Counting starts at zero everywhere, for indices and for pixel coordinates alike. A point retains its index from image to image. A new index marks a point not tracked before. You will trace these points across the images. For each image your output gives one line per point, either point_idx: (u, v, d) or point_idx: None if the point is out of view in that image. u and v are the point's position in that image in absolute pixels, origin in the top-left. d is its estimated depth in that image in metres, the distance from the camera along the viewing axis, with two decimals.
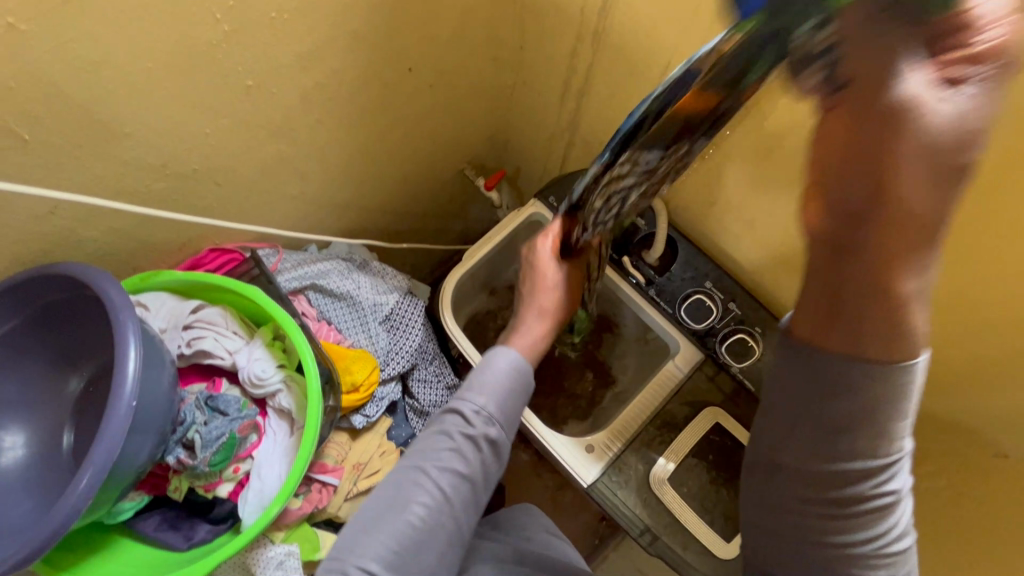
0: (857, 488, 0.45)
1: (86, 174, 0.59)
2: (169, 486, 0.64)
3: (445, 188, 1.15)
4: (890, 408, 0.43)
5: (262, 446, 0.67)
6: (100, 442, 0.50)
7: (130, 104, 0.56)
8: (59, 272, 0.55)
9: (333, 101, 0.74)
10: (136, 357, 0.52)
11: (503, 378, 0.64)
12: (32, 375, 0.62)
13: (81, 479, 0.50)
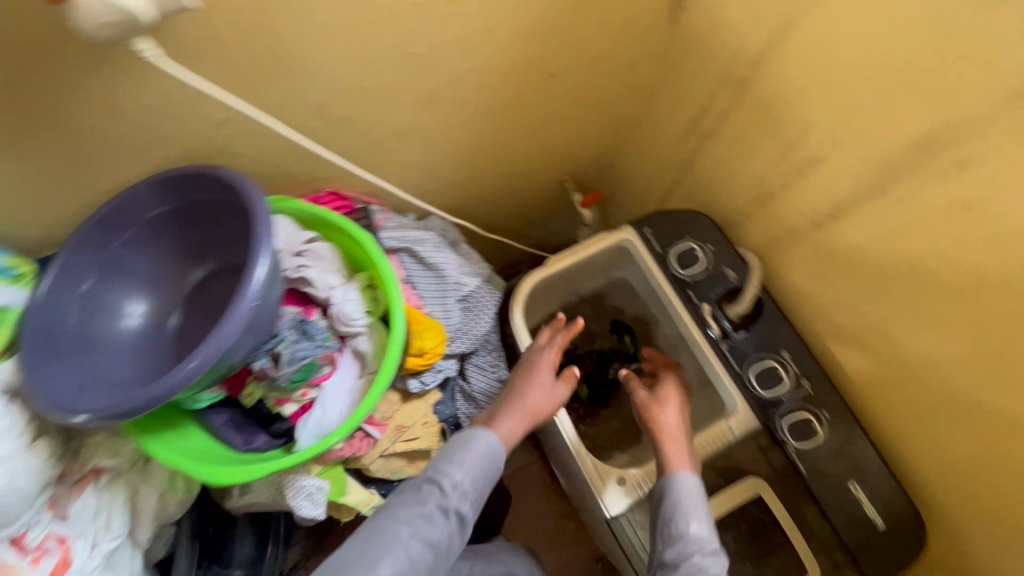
0: (672, 537, 0.75)
1: (265, 99, 0.65)
2: (244, 391, 0.69)
3: (543, 195, 1.18)
4: (682, 492, 0.77)
5: (332, 380, 0.70)
6: (217, 333, 0.56)
7: (319, 45, 0.62)
8: (222, 175, 0.62)
9: (480, 86, 0.79)
10: (267, 268, 0.57)
11: (478, 460, 0.71)
12: (163, 257, 0.69)
13: (191, 360, 0.55)
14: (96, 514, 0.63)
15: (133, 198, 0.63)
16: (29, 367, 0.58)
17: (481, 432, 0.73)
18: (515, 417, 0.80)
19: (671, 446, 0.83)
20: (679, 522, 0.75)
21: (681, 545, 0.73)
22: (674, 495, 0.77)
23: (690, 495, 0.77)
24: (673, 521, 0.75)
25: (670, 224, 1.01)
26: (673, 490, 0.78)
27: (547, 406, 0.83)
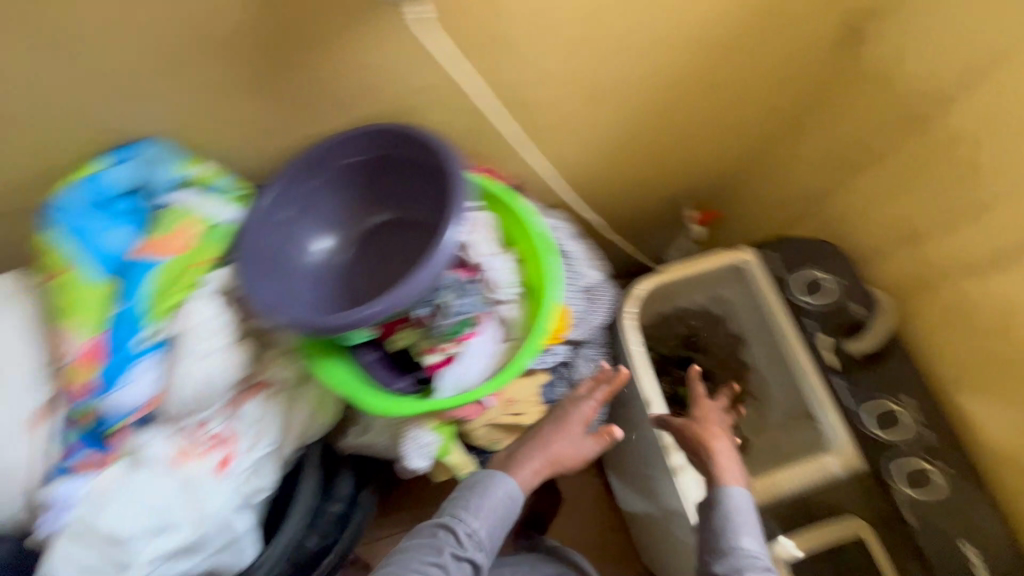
0: (722, 551, 0.70)
1: (467, 78, 0.70)
2: (395, 336, 0.74)
3: (657, 210, 1.19)
4: (730, 503, 0.73)
5: (479, 339, 0.74)
6: (408, 283, 0.62)
7: (533, 32, 0.67)
8: (425, 140, 0.66)
9: (651, 87, 0.83)
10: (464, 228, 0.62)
11: (494, 509, 0.72)
12: (343, 201, 0.74)
13: (371, 308, 0.61)
14: (257, 421, 0.70)
15: (339, 145, 0.68)
16: (242, 279, 0.65)
17: (499, 478, 0.74)
18: (534, 462, 0.76)
19: (720, 458, 0.78)
20: (730, 536, 0.71)
21: (735, 561, 0.68)
22: (725, 509, 0.73)
23: (739, 508, 0.72)
24: (723, 536, 0.71)
25: (796, 252, 1.01)
26: (726, 506, 0.73)
27: (571, 455, 0.78)
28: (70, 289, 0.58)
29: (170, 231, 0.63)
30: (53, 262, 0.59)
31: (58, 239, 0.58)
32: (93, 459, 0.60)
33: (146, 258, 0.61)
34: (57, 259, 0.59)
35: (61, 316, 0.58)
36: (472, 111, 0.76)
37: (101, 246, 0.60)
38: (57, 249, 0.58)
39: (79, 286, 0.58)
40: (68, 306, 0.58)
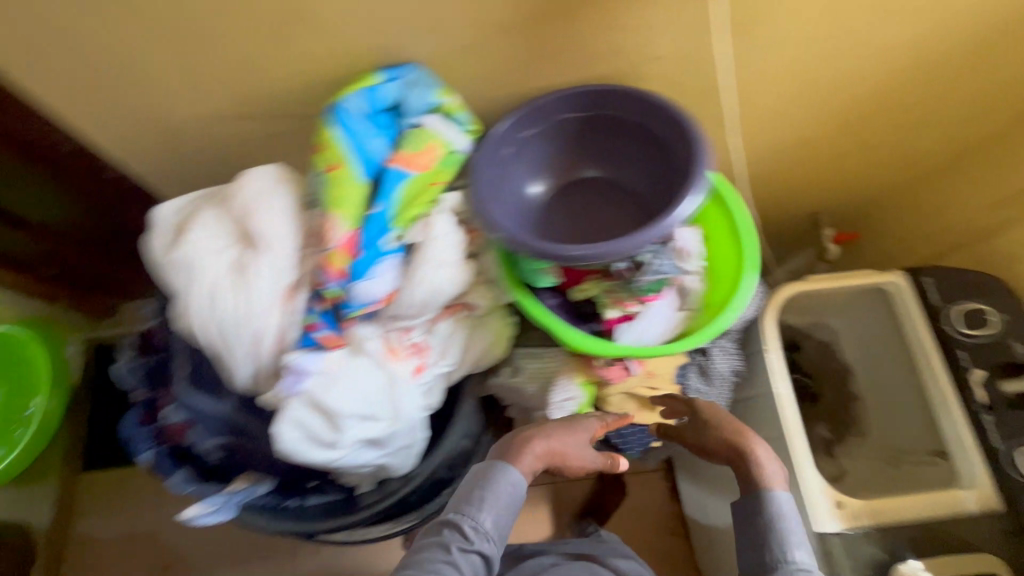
0: (775, 560, 0.69)
1: (698, 49, 0.72)
2: (580, 286, 0.78)
3: (791, 221, 1.17)
4: (779, 511, 0.72)
5: (658, 303, 0.77)
6: (638, 235, 0.64)
7: (787, 13, 0.69)
8: (665, 105, 0.68)
9: (852, 92, 0.84)
10: (703, 201, 0.64)
11: (500, 500, 0.68)
12: (550, 152, 0.78)
13: (600, 247, 0.65)
14: (445, 338, 0.76)
15: (572, 97, 0.72)
16: (473, 205, 0.71)
17: (498, 465, 0.70)
18: (534, 449, 0.73)
19: (764, 460, 0.77)
20: (781, 546, 0.70)
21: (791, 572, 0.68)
22: (774, 519, 0.72)
23: (790, 515, 0.72)
24: (772, 547, 0.70)
25: (952, 282, 1.00)
26: (776, 514, 0.72)
27: (570, 454, 0.76)
28: (339, 184, 0.64)
29: (420, 149, 0.68)
30: (328, 156, 0.65)
31: (337, 136, 0.64)
32: (328, 338, 0.65)
33: (399, 168, 0.67)
34: (332, 154, 0.65)
35: (328, 205, 0.64)
36: (688, 85, 0.78)
37: (366, 151, 0.67)
38: (335, 145, 0.64)
39: (347, 182, 0.65)
40: (334, 197, 0.64)
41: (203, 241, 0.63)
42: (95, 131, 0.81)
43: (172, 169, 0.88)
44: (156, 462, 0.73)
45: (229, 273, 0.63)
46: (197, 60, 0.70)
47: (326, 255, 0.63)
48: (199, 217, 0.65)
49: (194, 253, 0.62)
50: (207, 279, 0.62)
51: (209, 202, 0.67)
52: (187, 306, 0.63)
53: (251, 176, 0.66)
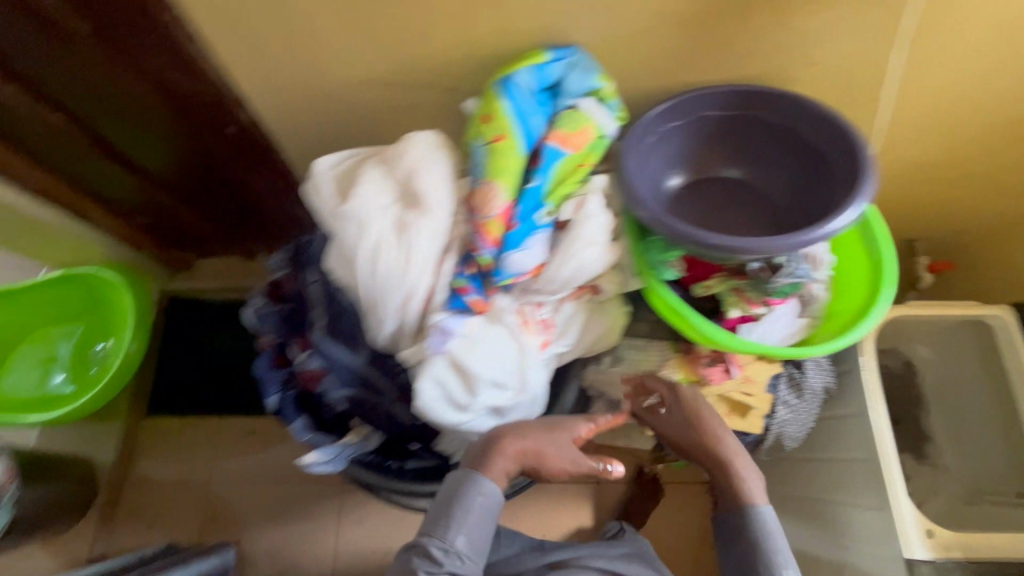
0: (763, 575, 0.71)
1: (856, 60, 0.72)
2: (704, 282, 0.78)
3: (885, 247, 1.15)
4: (765, 531, 0.73)
5: (782, 308, 0.77)
6: (796, 237, 0.65)
7: (957, 34, 0.70)
8: (828, 113, 0.69)
9: (991, 120, 0.83)
10: (858, 217, 0.64)
11: (470, 517, 0.65)
12: (688, 146, 0.79)
13: (753, 242, 0.66)
14: (569, 318, 0.79)
15: (727, 94, 0.73)
16: (621, 189, 0.72)
17: (464, 476, 0.67)
18: (510, 449, 0.68)
19: (745, 474, 0.76)
20: (768, 560, 0.71)
21: None
22: (761, 538, 0.73)
23: (775, 532, 0.73)
24: (760, 561, 0.72)
25: None
26: (764, 531, 0.73)
27: (554, 457, 0.69)
28: (504, 155, 0.66)
29: (576, 129, 0.70)
30: (495, 126, 0.66)
31: (507, 108, 0.66)
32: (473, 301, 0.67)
33: (556, 146, 0.69)
34: (499, 125, 0.66)
35: (491, 174, 0.66)
36: (837, 92, 0.77)
37: (527, 126, 0.68)
38: (504, 117, 0.66)
39: (511, 153, 0.66)
40: (496, 166, 0.66)
41: (369, 197, 0.65)
42: (248, 83, 0.84)
43: (308, 126, 0.91)
44: (282, 406, 0.76)
45: (392, 231, 0.64)
46: (367, 20, 0.72)
47: (485, 222, 0.65)
48: (362, 173, 0.67)
49: (361, 208, 0.64)
50: (370, 236, 0.64)
51: (370, 160, 0.69)
52: (349, 259, 0.65)
53: (414, 137, 0.68)
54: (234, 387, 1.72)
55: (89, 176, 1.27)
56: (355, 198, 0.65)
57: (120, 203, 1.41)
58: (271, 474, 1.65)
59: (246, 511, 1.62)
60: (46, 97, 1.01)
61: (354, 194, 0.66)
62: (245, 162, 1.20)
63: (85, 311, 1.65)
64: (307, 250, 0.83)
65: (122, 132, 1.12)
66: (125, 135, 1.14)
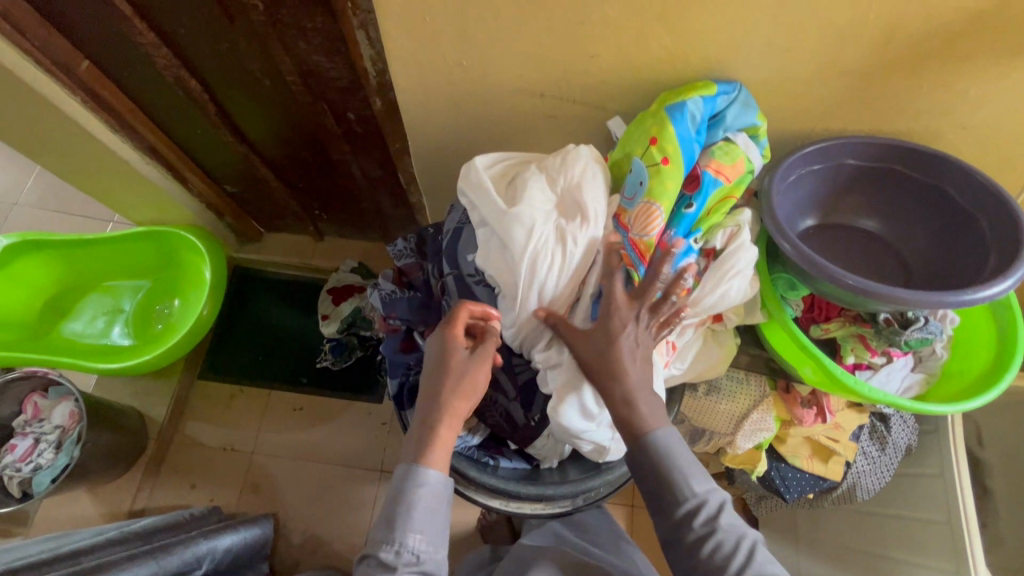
0: (681, 506, 0.64)
1: (1008, 128, 0.74)
2: (824, 325, 0.80)
3: None
4: (664, 459, 0.65)
5: (901, 360, 0.78)
6: (956, 293, 0.64)
7: None
8: (984, 178, 0.70)
9: None
10: (1013, 289, 0.64)
11: (412, 510, 0.63)
12: (822, 191, 0.81)
13: (906, 292, 0.66)
14: (688, 342, 0.81)
15: (873, 146, 0.75)
16: (769, 225, 0.74)
17: (402, 469, 0.65)
18: (455, 415, 0.68)
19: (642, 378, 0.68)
20: (676, 486, 0.64)
21: (692, 506, 0.63)
22: (661, 463, 0.65)
23: (676, 453, 0.65)
24: (671, 488, 0.64)
25: None
26: (664, 453, 0.65)
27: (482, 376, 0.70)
28: (667, 178, 0.71)
29: (731, 161, 0.73)
30: (662, 150, 0.71)
31: (675, 134, 0.71)
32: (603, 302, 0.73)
33: (711, 176, 0.73)
34: (666, 150, 0.71)
35: (653, 195, 0.71)
36: (979, 154, 0.78)
37: (689, 153, 0.73)
38: (672, 143, 0.71)
39: (673, 178, 0.71)
40: (658, 188, 0.71)
41: (535, 201, 0.72)
42: (401, 72, 0.86)
43: (443, 118, 0.93)
44: (403, 390, 0.81)
45: (554, 235, 0.71)
46: (546, 28, 0.73)
47: (642, 241, 0.71)
48: (527, 179, 0.74)
49: (529, 211, 0.71)
50: (534, 237, 0.70)
51: (532, 168, 0.76)
52: (509, 256, 0.71)
53: (576, 152, 0.75)
54: (287, 361, 1.74)
55: (197, 140, 1.30)
56: (522, 201, 0.72)
57: (214, 169, 1.44)
58: (313, 451, 1.66)
59: (285, 484, 1.63)
60: (184, 62, 1.04)
61: (520, 197, 0.73)
62: (353, 144, 1.22)
63: (155, 269, 1.68)
64: (432, 241, 0.90)
65: (245, 103, 1.15)
66: (247, 107, 1.17)
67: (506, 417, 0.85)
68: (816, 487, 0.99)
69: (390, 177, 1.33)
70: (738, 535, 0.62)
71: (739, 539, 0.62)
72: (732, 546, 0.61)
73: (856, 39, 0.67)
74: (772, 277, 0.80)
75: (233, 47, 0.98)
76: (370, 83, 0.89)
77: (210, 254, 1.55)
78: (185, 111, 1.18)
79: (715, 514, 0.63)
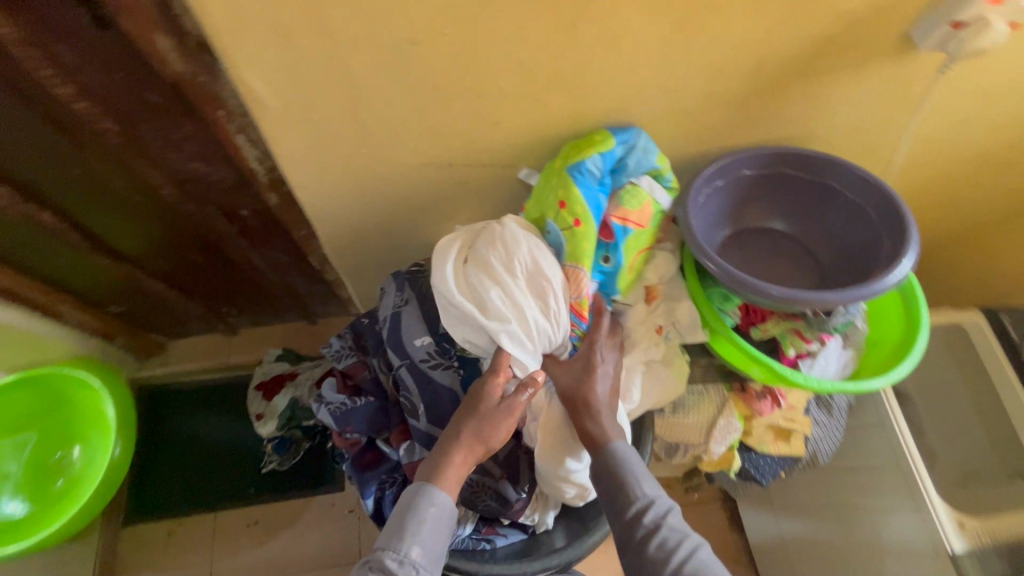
0: (629, 505, 0.67)
1: (867, 116, 0.81)
2: (761, 326, 0.85)
3: None
4: (615, 460, 0.69)
5: (832, 342, 0.85)
6: (873, 282, 0.71)
7: (951, 91, 0.78)
8: (858, 171, 0.79)
9: (977, 157, 0.92)
10: (912, 267, 0.72)
11: (420, 520, 0.64)
12: (726, 204, 0.86)
13: (832, 293, 0.71)
14: (627, 383, 0.84)
15: (759, 156, 0.81)
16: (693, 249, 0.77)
17: (419, 484, 0.67)
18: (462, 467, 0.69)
19: (603, 399, 0.72)
20: (625, 485, 0.68)
21: (639, 504, 0.66)
22: (615, 464, 0.69)
23: (626, 455, 0.69)
24: (622, 488, 0.68)
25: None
26: (616, 456, 0.69)
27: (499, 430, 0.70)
28: (582, 239, 0.75)
29: (637, 206, 0.77)
30: (572, 212, 0.75)
31: (581, 196, 0.74)
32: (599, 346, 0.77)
33: (620, 224, 0.77)
34: (576, 212, 0.74)
35: (575, 259, 0.75)
36: (849, 141, 0.86)
37: (597, 203, 0.76)
38: (580, 204, 0.74)
39: (587, 238, 0.75)
40: (576, 249, 0.75)
41: (505, 298, 0.72)
42: (293, 168, 0.80)
43: (350, 202, 0.87)
44: (382, 505, 0.78)
45: (540, 319, 0.72)
46: (436, 100, 0.71)
47: (579, 304, 0.74)
48: (484, 279, 0.73)
49: (507, 310, 0.71)
50: (533, 335, 0.72)
51: (479, 262, 0.74)
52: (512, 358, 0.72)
53: (510, 231, 0.74)
54: (226, 476, 1.56)
55: (64, 271, 1.13)
56: (493, 304, 0.71)
57: (92, 295, 1.26)
58: (278, 569, 1.49)
59: None
60: (34, 199, 0.90)
61: (488, 300, 0.72)
62: (252, 239, 1.12)
63: (42, 415, 1.41)
64: (369, 333, 0.85)
65: (114, 221, 1.01)
66: (117, 225, 1.03)
67: (496, 496, 0.82)
68: (785, 465, 1.05)
69: (301, 261, 1.22)
70: (676, 528, 0.64)
71: (679, 531, 0.64)
72: (671, 538, 0.63)
73: (728, 67, 0.71)
74: (708, 291, 0.84)
75: (88, 169, 0.86)
76: (260, 182, 0.82)
77: (111, 392, 1.35)
78: (42, 245, 1.02)
79: (661, 513, 0.65)
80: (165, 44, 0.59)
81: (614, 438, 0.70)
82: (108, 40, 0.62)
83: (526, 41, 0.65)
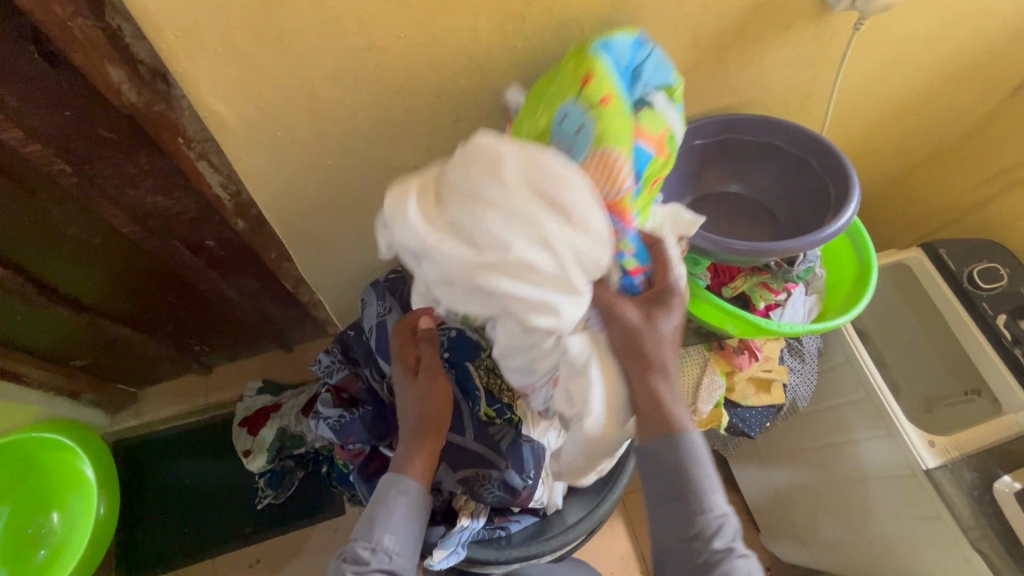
0: (703, 519, 0.63)
1: (795, 76, 0.88)
2: (731, 284, 0.90)
3: None
4: (697, 467, 0.64)
5: (796, 291, 0.91)
6: (829, 225, 0.77)
7: (863, 46, 0.86)
8: (796, 127, 0.85)
9: (896, 104, 1.01)
10: (859, 208, 0.79)
11: (387, 507, 0.66)
12: (681, 175, 0.91)
13: (794, 239, 0.76)
14: None
15: (705, 125, 0.86)
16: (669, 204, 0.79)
17: (386, 476, 0.69)
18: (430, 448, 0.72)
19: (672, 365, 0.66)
20: (702, 497, 0.63)
21: (713, 522, 0.63)
22: (693, 466, 0.64)
23: (702, 459, 0.64)
24: (697, 497, 0.63)
25: (961, 247, 1.16)
26: (694, 455, 0.64)
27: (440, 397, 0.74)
28: (612, 118, 0.62)
29: (657, 129, 0.67)
30: (598, 87, 0.62)
31: (608, 71, 0.62)
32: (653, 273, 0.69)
33: (641, 144, 0.66)
34: (603, 86, 0.62)
35: (604, 141, 0.61)
36: (783, 101, 0.92)
37: (625, 91, 0.65)
38: (608, 78, 0.62)
39: (618, 115, 0.62)
40: (604, 131, 0.62)
41: (512, 229, 0.57)
42: (257, 189, 0.80)
43: (319, 217, 0.88)
44: None
45: (565, 238, 0.58)
46: (390, 103, 0.72)
47: (619, 200, 0.63)
48: (476, 218, 0.58)
49: (519, 243, 0.57)
50: (562, 262, 0.58)
51: (464, 199, 0.59)
52: (549, 295, 0.59)
53: (484, 146, 0.58)
54: (219, 519, 1.51)
55: (22, 330, 1.09)
56: (500, 246, 0.57)
57: (52, 351, 1.20)
58: None
59: None
60: None
61: (492, 243, 0.57)
62: (221, 271, 1.10)
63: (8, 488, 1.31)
64: (357, 345, 0.86)
65: (72, 269, 0.98)
66: (77, 274, 1.00)
67: (503, 486, 0.79)
68: (771, 415, 1.10)
69: (273, 286, 1.21)
70: (742, 556, 0.62)
71: (742, 559, 0.62)
72: (738, 566, 0.61)
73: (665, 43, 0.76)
74: None
75: (41, 217, 0.83)
76: (226, 208, 0.82)
77: (88, 451, 1.30)
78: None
79: (731, 537, 0.63)
80: (116, 75, 0.59)
81: (687, 429, 0.65)
82: (54, 80, 0.62)
83: (473, 38, 0.67)
